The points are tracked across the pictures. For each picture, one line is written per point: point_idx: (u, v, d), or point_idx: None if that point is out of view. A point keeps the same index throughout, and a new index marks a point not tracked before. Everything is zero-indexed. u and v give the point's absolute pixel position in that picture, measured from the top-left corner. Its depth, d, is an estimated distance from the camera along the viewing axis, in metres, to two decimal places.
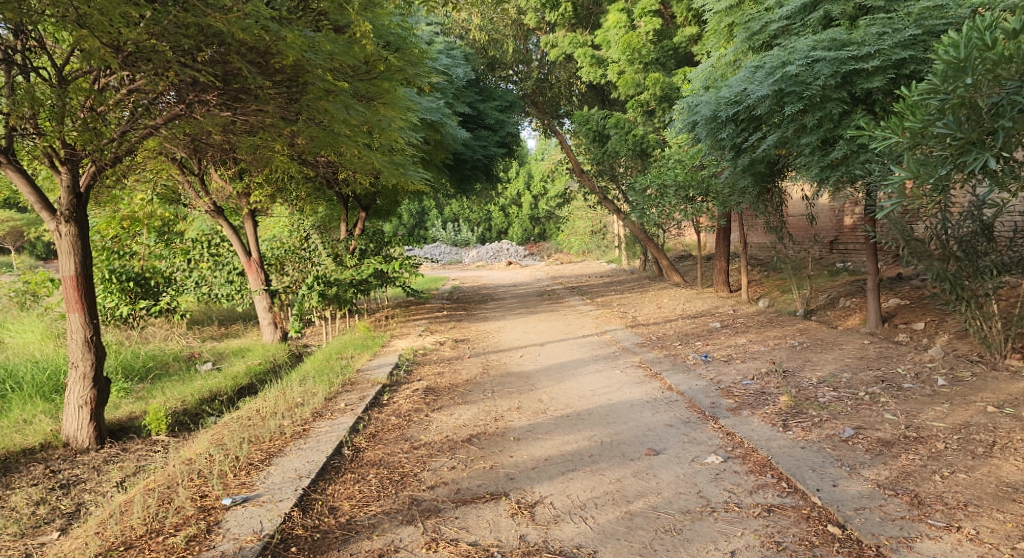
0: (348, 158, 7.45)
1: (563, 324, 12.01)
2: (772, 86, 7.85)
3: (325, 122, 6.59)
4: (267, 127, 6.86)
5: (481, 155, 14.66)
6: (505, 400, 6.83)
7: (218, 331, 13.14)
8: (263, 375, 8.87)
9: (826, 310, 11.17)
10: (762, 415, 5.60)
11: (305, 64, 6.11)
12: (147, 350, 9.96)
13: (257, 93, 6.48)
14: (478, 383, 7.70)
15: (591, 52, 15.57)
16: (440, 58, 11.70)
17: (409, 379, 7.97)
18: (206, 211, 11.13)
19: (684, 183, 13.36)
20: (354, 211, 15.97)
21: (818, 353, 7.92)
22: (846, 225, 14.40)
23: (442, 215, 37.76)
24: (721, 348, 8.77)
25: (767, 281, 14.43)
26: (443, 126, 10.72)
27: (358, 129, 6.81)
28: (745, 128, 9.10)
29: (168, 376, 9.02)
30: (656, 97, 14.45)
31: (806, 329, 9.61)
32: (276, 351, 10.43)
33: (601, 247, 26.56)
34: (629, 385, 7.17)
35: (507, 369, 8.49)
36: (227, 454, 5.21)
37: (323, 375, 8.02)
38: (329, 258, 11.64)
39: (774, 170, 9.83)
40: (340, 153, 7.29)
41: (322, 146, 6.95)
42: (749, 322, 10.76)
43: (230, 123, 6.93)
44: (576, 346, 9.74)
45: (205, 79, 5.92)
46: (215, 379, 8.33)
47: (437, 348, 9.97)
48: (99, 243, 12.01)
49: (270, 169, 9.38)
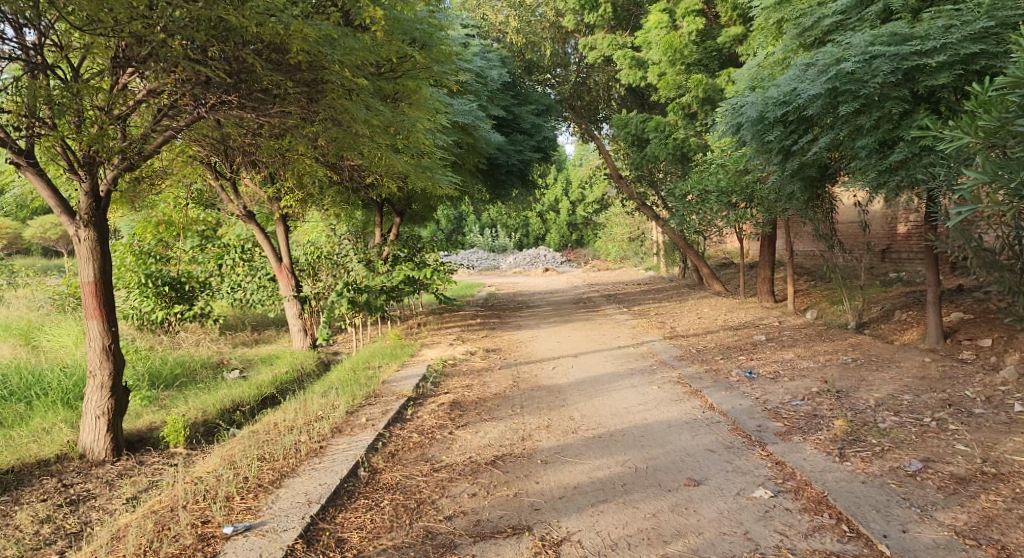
0: (372, 159, 7.15)
1: (599, 334, 11.56)
2: (824, 84, 7.42)
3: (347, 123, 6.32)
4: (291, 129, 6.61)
5: (516, 159, 14.28)
6: (535, 417, 6.43)
7: (250, 336, 12.93)
8: (288, 384, 8.57)
9: (878, 323, 10.72)
10: (814, 442, 5.11)
11: (324, 59, 5.83)
12: (175, 356, 9.76)
13: (280, 96, 6.22)
14: (507, 398, 7.33)
15: (631, 54, 15.04)
16: (474, 60, 11.38)
17: (437, 392, 7.60)
18: (237, 215, 10.89)
19: (728, 189, 12.82)
20: (388, 216, 15.77)
21: (874, 372, 7.40)
22: (899, 233, 13.76)
23: (479, 221, 37.47)
24: (768, 364, 8.25)
25: (815, 291, 13.90)
26: (476, 129, 10.39)
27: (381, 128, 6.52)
28: (795, 130, 8.59)
29: (194, 383, 8.78)
30: (698, 100, 13.91)
31: (859, 344, 9.15)
32: (305, 358, 10.17)
33: (639, 254, 26.03)
34: (667, 403, 6.71)
35: (539, 382, 8.07)
36: (236, 473, 4.90)
37: (348, 386, 7.69)
38: (360, 264, 11.38)
39: (825, 176, 9.30)
40: (364, 155, 7.00)
41: (346, 147, 6.67)
42: (797, 336, 10.27)
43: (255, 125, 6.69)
44: (612, 358, 9.30)
45: (212, 74, 5.67)
46: (239, 388, 8.05)
47: (468, 359, 9.61)
48: (137, 247, 12.00)
49: (296, 172, 9.13)
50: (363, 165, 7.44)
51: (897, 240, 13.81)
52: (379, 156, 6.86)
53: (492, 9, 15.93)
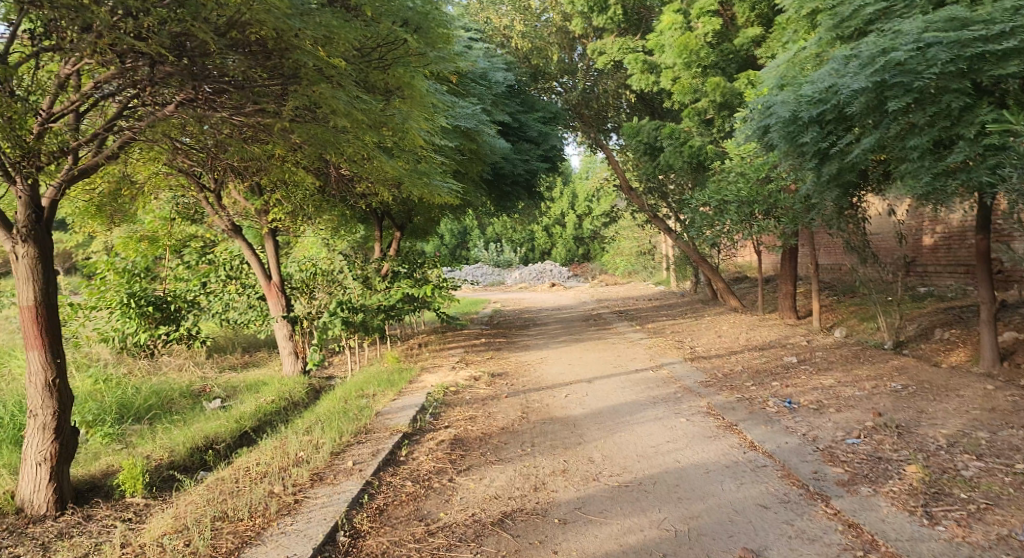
0: (360, 159, 6.39)
1: (614, 355, 10.68)
2: (870, 77, 6.59)
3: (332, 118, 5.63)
4: (263, 128, 6.06)
5: (522, 170, 13.40)
6: (548, 459, 5.53)
7: (239, 359, 12.10)
8: (273, 414, 7.72)
9: (918, 343, 9.92)
10: (889, 496, 4.33)
11: (289, 35, 5.06)
12: (151, 383, 8.90)
13: (251, 91, 5.60)
14: (516, 433, 6.46)
15: (643, 57, 14.18)
16: (477, 61, 10.61)
17: (436, 426, 6.75)
18: (222, 230, 9.99)
19: (748, 199, 11.94)
20: (389, 230, 15.04)
21: (932, 401, 6.56)
22: (925, 244, 13.03)
23: (483, 235, 36.61)
24: (806, 392, 7.38)
25: (841, 307, 13.07)
26: (479, 134, 9.60)
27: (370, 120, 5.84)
28: (833, 130, 7.76)
29: (169, 414, 7.90)
30: (715, 104, 13.16)
31: (904, 368, 8.29)
32: (293, 385, 9.29)
33: (648, 268, 25.20)
34: (700, 441, 5.82)
35: (550, 414, 7.18)
36: (185, 543, 4.14)
37: (334, 420, 6.82)
38: (357, 282, 10.61)
39: (863, 181, 8.42)
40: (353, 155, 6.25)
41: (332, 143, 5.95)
42: (830, 358, 9.41)
43: (223, 125, 6.10)
44: (630, 384, 8.44)
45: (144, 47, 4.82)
46: (216, 421, 7.21)
47: (472, 385, 8.72)
48: (120, 264, 11.06)
49: (276, 178, 8.28)
50: (348, 165, 6.63)
51: (929, 251, 12.96)
52: (371, 158, 6.15)
53: (495, 13, 15.16)
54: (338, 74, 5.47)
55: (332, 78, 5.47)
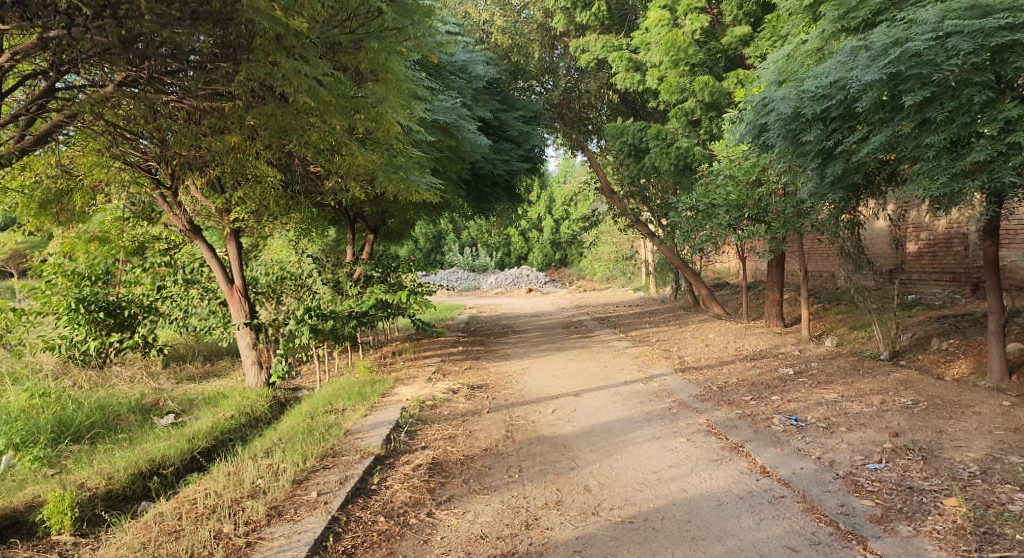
0: (324, 141, 5.88)
1: (599, 366, 10.10)
2: (882, 70, 6.12)
3: (296, 94, 5.11)
4: (217, 108, 5.71)
5: (502, 170, 12.82)
6: (538, 487, 4.97)
7: (200, 369, 11.35)
8: (232, 432, 7.06)
9: (915, 353, 9.49)
10: (933, 536, 4.09)
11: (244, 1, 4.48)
12: (99, 397, 8.19)
13: (200, 70, 5.26)
14: (501, 455, 5.86)
15: (627, 55, 13.72)
16: (456, 54, 10.01)
17: (412, 447, 6.13)
18: (180, 229, 9.24)
19: (737, 203, 11.36)
20: (362, 232, 14.44)
21: (949, 420, 6.07)
22: (915, 251, 12.65)
23: (459, 239, 35.94)
24: (810, 408, 6.87)
25: (830, 315, 12.64)
26: (458, 130, 9.00)
27: (338, 101, 5.33)
28: (838, 128, 7.29)
29: (115, 433, 7.22)
30: (702, 104, 12.71)
31: (908, 381, 7.81)
32: (256, 398, 8.60)
33: (627, 273, 24.70)
34: (706, 465, 5.30)
35: (537, 432, 6.59)
36: None
37: (299, 440, 6.17)
38: (326, 287, 9.94)
39: (869, 185, 7.81)
40: (316, 137, 5.72)
41: (295, 121, 5.41)
42: (828, 369, 8.94)
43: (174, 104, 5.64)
44: (619, 398, 7.89)
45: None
46: (165, 441, 6.54)
47: (449, 399, 8.10)
48: (68, 266, 9.94)
49: (236, 171, 7.60)
50: (310, 148, 6.10)
51: (914, 258, 12.59)
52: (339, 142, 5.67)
53: (474, 8, 14.60)
54: (302, 45, 4.94)
55: (298, 52, 4.95)
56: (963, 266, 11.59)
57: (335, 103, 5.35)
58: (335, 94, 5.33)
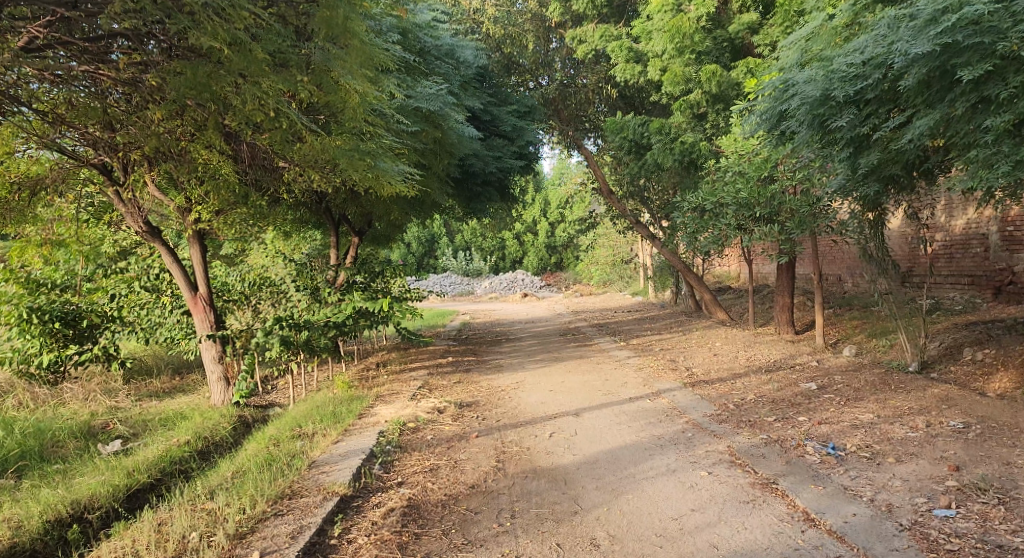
0: (256, 110, 5.36)
1: (600, 379, 9.20)
2: (933, 41, 5.27)
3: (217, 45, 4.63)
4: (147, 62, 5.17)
5: (494, 168, 11.88)
6: (537, 543, 4.34)
7: (167, 384, 10.42)
8: (182, 463, 6.17)
9: (947, 365, 8.59)
10: None
11: None
12: (42, 420, 7.33)
13: (109, 12, 4.77)
14: (492, 494, 5.01)
15: (628, 45, 12.84)
16: (442, 37, 9.17)
17: (387, 483, 5.23)
18: (136, 232, 8.29)
19: (749, 201, 10.37)
20: (347, 236, 13.55)
21: (1013, 449, 5.16)
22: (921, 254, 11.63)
23: (453, 243, 34.88)
24: (845, 432, 5.96)
25: (846, 321, 11.73)
26: (444, 120, 8.28)
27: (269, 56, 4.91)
28: (875, 112, 6.42)
29: (49, 465, 6.35)
30: (708, 97, 11.83)
31: (950, 398, 6.91)
32: (218, 419, 7.68)
33: (624, 277, 23.82)
34: (736, 508, 4.55)
35: (532, 461, 5.72)
36: None
37: (253, 477, 5.28)
38: (301, 294, 9.01)
39: (907, 176, 6.94)
40: (248, 104, 5.23)
41: (213, 80, 4.92)
42: (856, 383, 8.04)
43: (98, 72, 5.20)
44: (626, 419, 6.99)
45: None
46: (98, 476, 5.65)
47: (434, 420, 7.18)
48: (22, 273, 9.08)
49: (191, 150, 6.81)
50: (234, 115, 5.56)
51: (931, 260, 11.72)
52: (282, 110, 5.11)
53: None
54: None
55: None
56: (984, 268, 10.72)
57: (267, 61, 4.92)
58: (269, 50, 4.95)
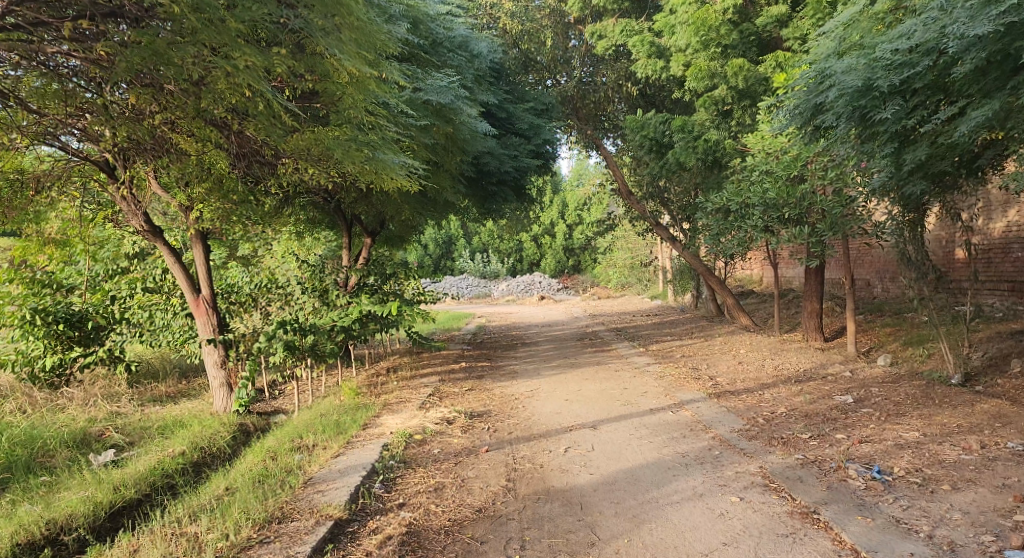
0: (231, 85, 5.13)
1: (618, 388, 8.71)
2: (996, 21, 4.91)
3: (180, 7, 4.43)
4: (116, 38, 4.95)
5: (510, 167, 11.40)
6: None
7: (172, 387, 10.05)
8: (173, 476, 5.76)
9: (994, 377, 7.97)
10: None
11: None
12: (35, 426, 6.96)
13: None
14: (500, 519, 4.58)
15: (650, 39, 12.34)
16: (456, 28, 8.73)
17: (387, 505, 4.77)
18: (139, 231, 7.83)
19: (776, 202, 9.75)
20: (359, 236, 13.16)
21: None
22: (957, 259, 11.04)
23: (470, 245, 34.46)
24: (889, 454, 5.43)
25: (878, 328, 11.14)
26: (455, 114, 7.86)
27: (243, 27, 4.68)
28: (922, 103, 5.93)
29: (36, 477, 5.98)
30: (734, 93, 11.30)
31: (1003, 415, 6.35)
32: (218, 427, 7.28)
33: (643, 281, 23.31)
34: (775, 544, 4.17)
35: (545, 479, 5.28)
36: None
37: (243, 496, 4.84)
38: (307, 296, 8.60)
39: (956, 172, 6.42)
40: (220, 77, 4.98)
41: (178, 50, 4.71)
42: (896, 396, 7.50)
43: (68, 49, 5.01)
44: (647, 433, 6.51)
45: None
46: (82, 492, 5.26)
47: (442, 432, 6.74)
48: (26, 272, 8.66)
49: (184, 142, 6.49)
50: (210, 96, 5.32)
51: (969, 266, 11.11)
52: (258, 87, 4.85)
53: None
54: None
55: None
56: None
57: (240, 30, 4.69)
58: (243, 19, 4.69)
